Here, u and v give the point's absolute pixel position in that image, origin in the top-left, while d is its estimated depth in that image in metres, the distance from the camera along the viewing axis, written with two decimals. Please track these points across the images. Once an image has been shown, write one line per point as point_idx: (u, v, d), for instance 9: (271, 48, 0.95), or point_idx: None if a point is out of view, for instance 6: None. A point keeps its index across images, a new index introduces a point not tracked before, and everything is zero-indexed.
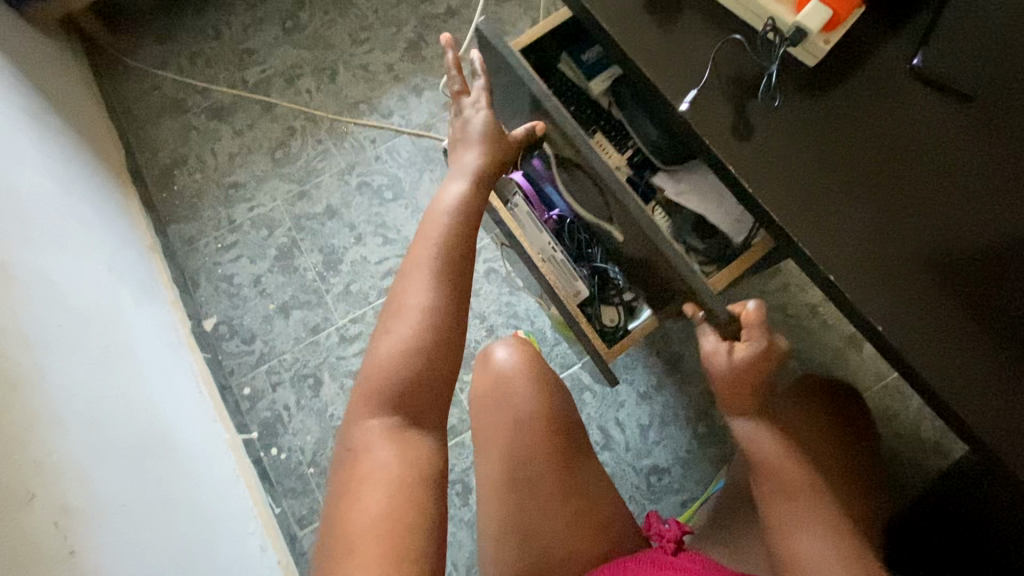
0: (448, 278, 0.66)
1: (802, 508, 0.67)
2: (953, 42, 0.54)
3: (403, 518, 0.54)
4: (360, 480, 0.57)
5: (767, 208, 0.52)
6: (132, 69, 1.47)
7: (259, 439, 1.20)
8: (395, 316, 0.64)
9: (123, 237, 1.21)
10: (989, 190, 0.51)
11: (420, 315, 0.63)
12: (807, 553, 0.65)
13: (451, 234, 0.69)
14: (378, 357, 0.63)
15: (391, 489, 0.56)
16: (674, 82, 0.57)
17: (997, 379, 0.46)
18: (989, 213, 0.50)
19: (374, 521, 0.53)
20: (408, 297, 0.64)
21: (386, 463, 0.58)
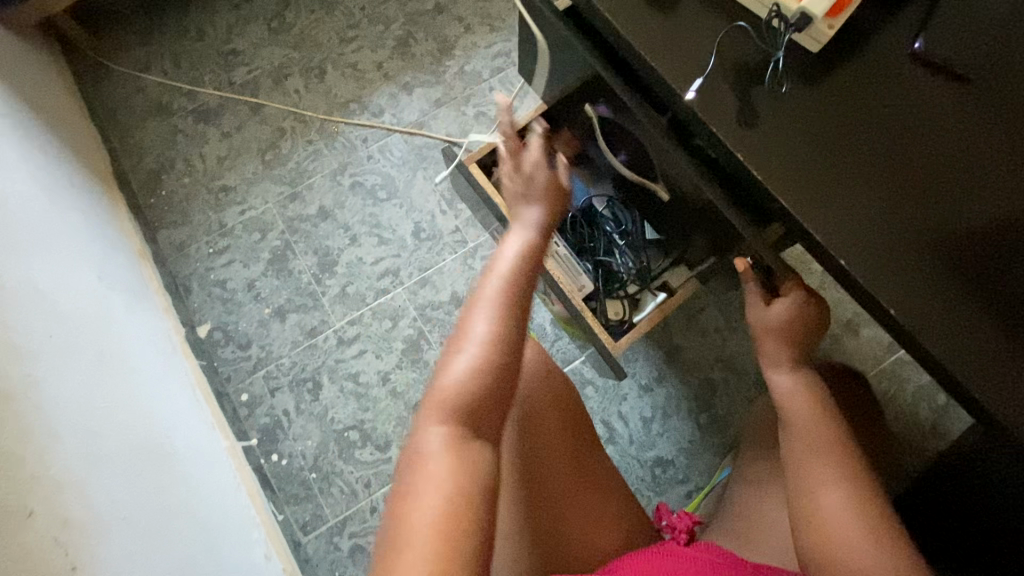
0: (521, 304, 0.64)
1: (828, 461, 0.64)
2: (952, 21, 0.55)
3: (460, 529, 0.50)
4: (413, 485, 0.53)
5: (774, 196, 0.52)
6: (114, 72, 1.44)
7: (259, 445, 1.18)
8: (470, 338, 0.61)
9: (110, 243, 1.18)
10: (992, 169, 0.51)
11: (488, 340, 0.60)
12: (829, 510, 0.61)
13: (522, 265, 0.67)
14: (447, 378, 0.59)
15: (446, 499, 0.52)
16: (679, 72, 0.56)
17: (1011, 363, 0.47)
18: (997, 198, 0.50)
19: (430, 533, 0.49)
20: (484, 321, 0.62)
21: (441, 470, 0.53)
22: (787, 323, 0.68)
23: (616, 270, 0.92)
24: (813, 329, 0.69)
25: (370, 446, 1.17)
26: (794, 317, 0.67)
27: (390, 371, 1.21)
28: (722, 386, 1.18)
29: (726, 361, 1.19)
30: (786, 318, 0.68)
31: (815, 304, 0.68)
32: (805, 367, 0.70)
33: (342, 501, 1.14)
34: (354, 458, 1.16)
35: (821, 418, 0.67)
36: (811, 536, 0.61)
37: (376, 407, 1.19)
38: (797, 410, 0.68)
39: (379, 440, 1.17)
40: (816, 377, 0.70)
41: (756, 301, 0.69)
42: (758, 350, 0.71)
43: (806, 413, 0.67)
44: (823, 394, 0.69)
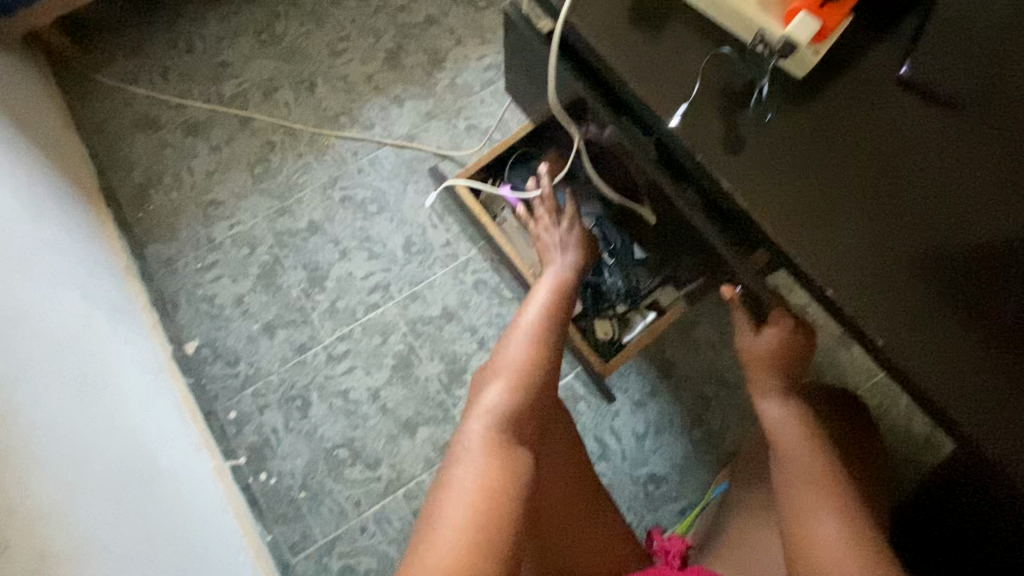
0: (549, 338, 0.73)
1: (820, 491, 0.63)
2: (943, 40, 0.53)
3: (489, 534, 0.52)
4: (449, 487, 0.56)
5: (760, 224, 0.51)
6: (102, 85, 1.43)
7: (247, 464, 1.16)
8: (504, 363, 0.70)
9: (95, 260, 1.17)
10: (983, 193, 0.51)
11: (523, 364, 0.69)
12: (822, 540, 0.60)
13: (551, 305, 0.77)
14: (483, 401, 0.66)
15: (475, 502, 0.54)
16: (665, 96, 0.55)
17: (1004, 397, 0.46)
18: (989, 223, 0.50)
19: (460, 526, 0.52)
20: (517, 349, 0.71)
21: (473, 475, 0.57)
22: (777, 352, 0.69)
23: (604, 288, 0.90)
24: (801, 361, 0.69)
25: (359, 464, 1.15)
26: (782, 347, 0.68)
27: (380, 388, 1.19)
28: (715, 401, 1.17)
29: (719, 376, 1.18)
30: (775, 348, 0.69)
31: (804, 335, 0.69)
32: (795, 395, 0.70)
33: (331, 521, 1.12)
34: (343, 477, 1.15)
35: (811, 447, 0.66)
36: (797, 563, 0.61)
37: (365, 424, 1.17)
38: (789, 439, 0.67)
39: (369, 458, 1.16)
40: (807, 405, 0.70)
41: (746, 330, 0.72)
42: (748, 378, 0.72)
43: (797, 441, 0.67)
44: (814, 422, 0.68)
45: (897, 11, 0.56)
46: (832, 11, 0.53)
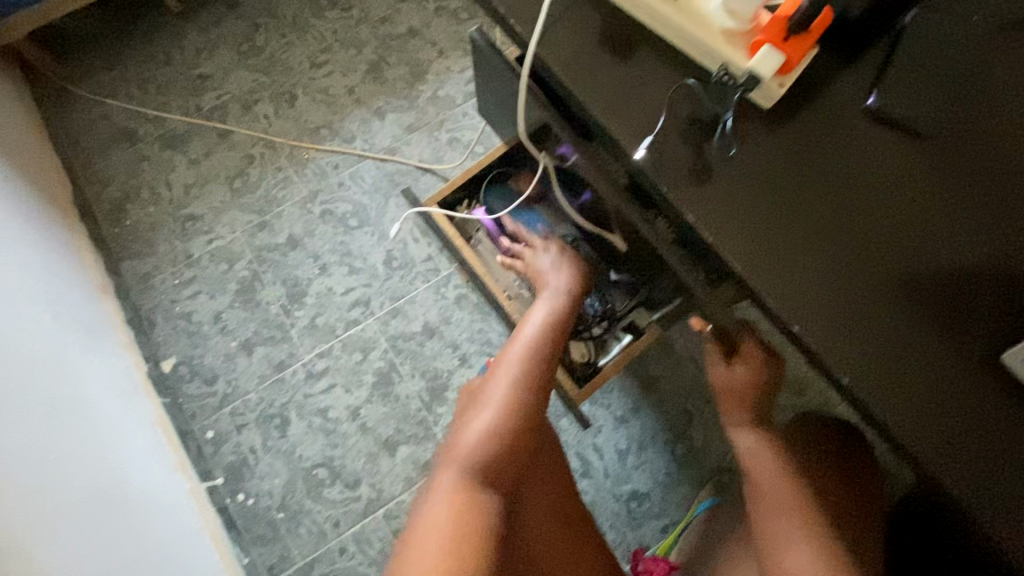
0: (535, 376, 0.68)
1: (794, 522, 0.62)
2: (905, 74, 0.53)
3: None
4: (411, 540, 0.54)
5: (726, 257, 0.50)
6: (79, 98, 1.41)
7: (225, 484, 1.14)
8: (483, 402, 0.65)
9: (68, 279, 1.15)
10: (948, 228, 0.50)
11: (503, 405, 0.64)
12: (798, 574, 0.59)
13: (539, 338, 0.71)
14: (458, 443, 0.62)
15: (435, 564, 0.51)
16: (629, 127, 0.53)
17: (965, 437, 0.46)
18: (954, 258, 0.50)
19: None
20: (497, 387, 0.66)
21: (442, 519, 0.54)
22: (746, 385, 0.67)
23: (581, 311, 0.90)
24: (770, 394, 0.68)
25: (339, 484, 1.14)
26: (749, 381, 0.67)
27: (360, 406, 1.18)
28: (698, 417, 1.17)
29: (701, 392, 1.17)
30: (746, 381, 0.67)
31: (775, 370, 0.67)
32: (766, 427, 0.69)
33: (310, 542, 1.11)
34: (322, 497, 1.13)
35: (780, 477, 0.65)
36: None
37: (345, 443, 1.16)
38: (762, 469, 0.67)
39: (349, 477, 1.14)
40: (775, 434, 0.69)
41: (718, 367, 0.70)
42: (721, 408, 0.70)
43: (767, 472, 0.66)
44: (783, 451, 0.68)
45: (868, 38, 0.54)
46: (796, 44, 0.51)
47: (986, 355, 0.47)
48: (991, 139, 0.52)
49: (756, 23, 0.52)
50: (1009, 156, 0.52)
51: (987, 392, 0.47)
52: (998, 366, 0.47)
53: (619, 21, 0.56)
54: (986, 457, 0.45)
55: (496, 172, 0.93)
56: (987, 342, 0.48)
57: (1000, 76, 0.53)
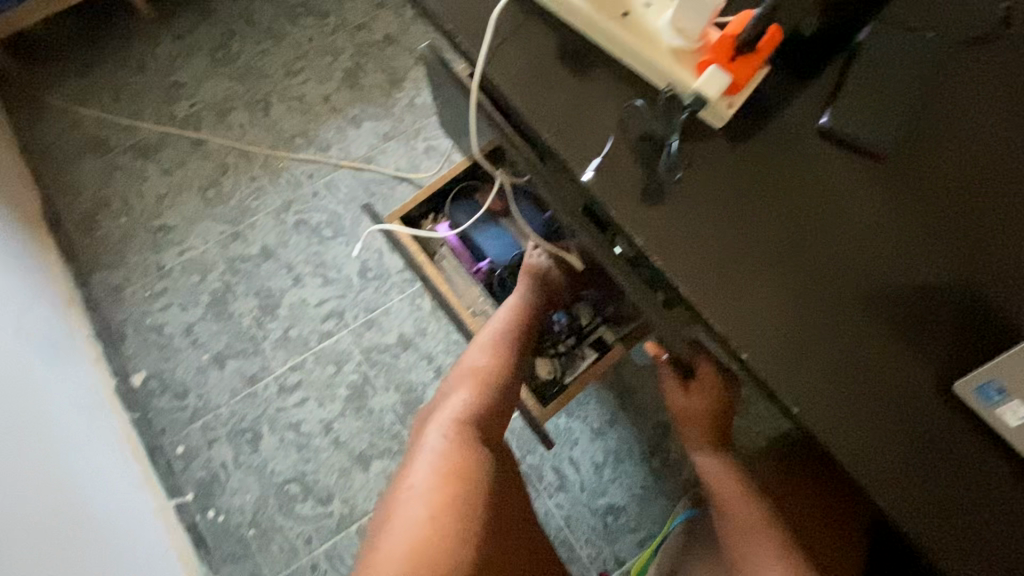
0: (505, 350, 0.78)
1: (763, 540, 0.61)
2: (862, 92, 0.51)
3: (447, 516, 0.55)
4: (401, 487, 0.60)
5: (675, 282, 0.49)
6: (50, 106, 1.38)
7: (194, 501, 1.12)
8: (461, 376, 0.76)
9: (34, 294, 1.13)
10: (905, 247, 0.50)
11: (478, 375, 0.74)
12: None
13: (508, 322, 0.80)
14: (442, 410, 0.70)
15: (425, 496, 0.57)
16: (577, 150, 0.52)
17: (915, 469, 0.45)
18: (909, 277, 0.49)
19: (409, 519, 0.55)
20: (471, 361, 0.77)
21: (433, 462, 0.61)
22: (699, 406, 0.69)
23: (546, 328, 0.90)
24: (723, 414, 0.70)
25: (311, 500, 1.12)
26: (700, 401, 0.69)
27: (333, 420, 1.16)
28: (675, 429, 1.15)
29: None
30: (696, 404, 0.70)
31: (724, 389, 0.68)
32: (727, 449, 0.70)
33: (281, 559, 1.09)
34: (294, 513, 1.11)
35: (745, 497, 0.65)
36: None
37: (318, 458, 1.14)
38: (727, 487, 0.66)
39: (322, 492, 1.12)
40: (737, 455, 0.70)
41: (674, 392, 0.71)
42: (682, 434, 0.72)
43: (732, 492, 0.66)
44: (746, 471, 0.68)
45: (824, 56, 0.53)
46: (744, 63, 0.49)
47: (938, 385, 0.46)
48: (946, 161, 0.51)
49: (705, 42, 0.50)
50: (963, 179, 0.51)
51: (938, 423, 0.46)
52: (950, 396, 0.46)
53: (569, 37, 0.55)
54: (939, 491, 0.44)
55: (459, 187, 0.92)
56: (940, 371, 0.47)
57: (956, 96, 0.52)
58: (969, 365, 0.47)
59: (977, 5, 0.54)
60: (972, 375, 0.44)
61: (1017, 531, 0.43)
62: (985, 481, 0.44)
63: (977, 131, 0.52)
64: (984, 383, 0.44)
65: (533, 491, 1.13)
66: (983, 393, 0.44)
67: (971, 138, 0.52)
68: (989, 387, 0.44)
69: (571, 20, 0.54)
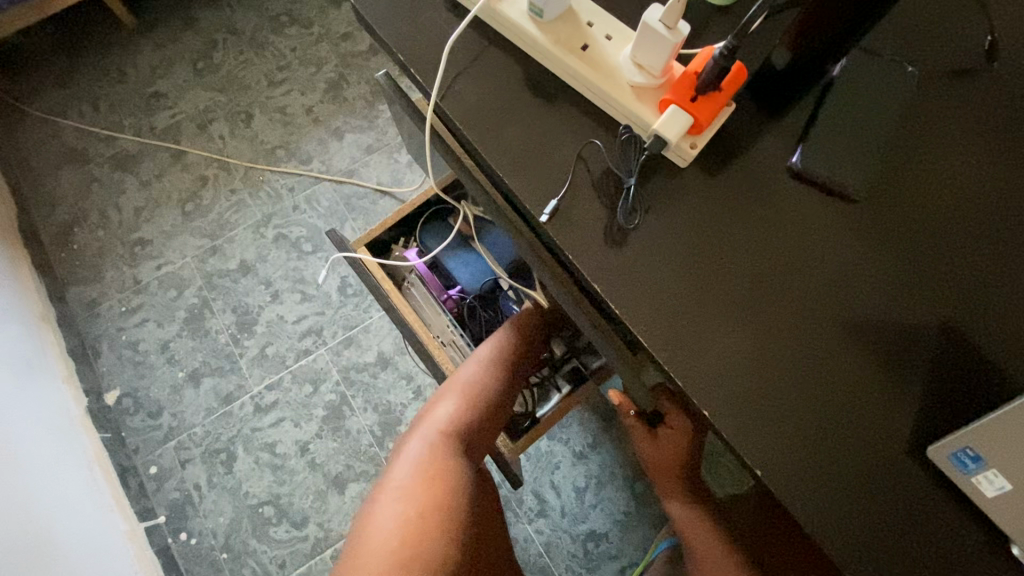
0: (496, 365, 0.76)
1: None
2: (835, 131, 0.49)
3: (428, 521, 0.60)
4: (380, 492, 0.65)
5: (634, 331, 0.47)
6: (28, 116, 1.36)
7: (167, 523, 1.10)
8: (450, 384, 0.76)
9: (4, 310, 1.10)
10: (880, 298, 0.47)
11: (464, 387, 0.74)
12: None
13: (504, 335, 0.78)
14: (427, 420, 0.72)
15: (401, 507, 0.61)
16: (535, 190, 0.49)
17: (880, 538, 0.43)
18: (884, 329, 0.46)
19: (386, 527, 0.60)
20: (462, 370, 0.76)
21: (414, 466, 0.65)
22: (671, 453, 0.65)
23: None
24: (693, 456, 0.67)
25: (286, 523, 1.10)
26: (672, 447, 0.65)
27: (309, 441, 1.14)
28: None
29: None
30: (668, 452, 0.66)
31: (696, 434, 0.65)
32: (700, 497, 0.67)
33: None
34: (268, 536, 1.09)
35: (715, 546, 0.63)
36: None
37: (293, 480, 1.12)
38: (699, 538, 0.64)
39: (296, 516, 1.10)
40: (709, 500, 0.67)
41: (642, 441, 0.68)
42: (654, 481, 0.69)
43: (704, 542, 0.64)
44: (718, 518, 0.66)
45: (794, 92, 0.50)
46: (708, 103, 0.47)
47: (910, 446, 0.44)
48: (928, 206, 0.48)
49: (668, 77, 0.48)
50: (945, 225, 0.48)
51: (910, 488, 0.43)
52: (923, 460, 0.44)
53: (528, 68, 0.52)
54: (905, 557, 0.42)
55: (428, 213, 0.90)
56: (914, 432, 0.44)
57: (939, 135, 0.49)
58: (946, 426, 0.44)
59: (959, 34, 0.51)
60: (946, 442, 0.41)
61: None
62: (950, 547, 0.42)
63: (958, 171, 0.49)
64: (959, 450, 0.41)
65: (513, 516, 1.10)
66: (958, 460, 0.41)
67: (954, 182, 0.49)
68: (963, 455, 0.41)
69: (530, 52, 0.52)
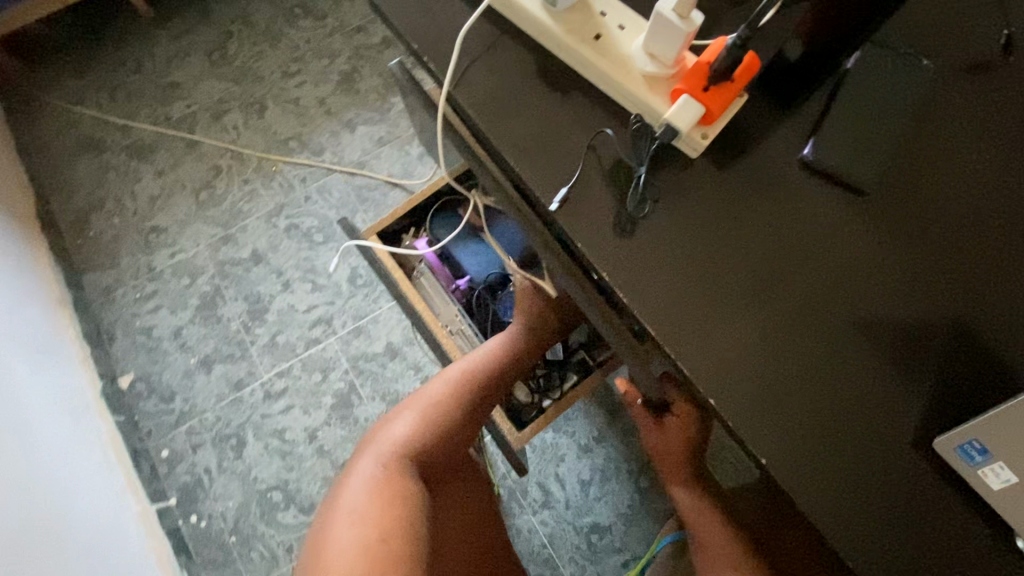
0: (467, 385, 0.76)
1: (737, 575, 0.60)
2: (847, 124, 0.49)
3: (393, 543, 0.54)
4: (331, 514, 0.57)
5: (642, 319, 0.47)
6: (47, 105, 1.39)
7: (178, 505, 1.12)
8: (413, 402, 0.73)
9: (23, 295, 1.13)
10: (879, 303, 0.47)
11: (431, 406, 0.72)
12: None
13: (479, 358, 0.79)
14: (387, 436, 0.68)
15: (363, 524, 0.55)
16: (545, 179, 0.50)
17: (885, 529, 0.43)
18: (878, 333, 0.46)
19: (347, 549, 0.52)
20: (428, 389, 0.75)
21: (369, 485, 0.59)
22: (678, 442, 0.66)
23: None
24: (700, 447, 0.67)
25: (293, 508, 1.11)
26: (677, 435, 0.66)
27: (318, 428, 1.15)
28: None
29: None
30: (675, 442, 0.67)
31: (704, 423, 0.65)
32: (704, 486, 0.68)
33: (262, 567, 1.08)
34: (276, 521, 1.11)
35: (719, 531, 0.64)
36: None
37: (301, 466, 1.14)
38: (705, 524, 0.65)
39: (304, 501, 1.12)
40: (713, 489, 0.69)
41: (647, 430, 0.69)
42: (660, 470, 0.70)
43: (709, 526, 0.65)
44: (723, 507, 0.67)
45: (805, 84, 0.50)
46: (719, 94, 0.47)
47: (917, 439, 0.44)
48: (940, 200, 0.48)
49: (680, 67, 0.48)
50: (954, 218, 0.48)
51: (916, 480, 0.43)
52: (929, 453, 0.44)
53: (539, 57, 0.53)
54: (909, 547, 0.43)
55: (437, 204, 0.91)
56: (920, 425, 0.44)
57: (950, 127, 0.49)
58: (952, 419, 0.44)
59: (974, 29, 0.51)
60: (951, 434, 0.41)
61: None
62: (956, 538, 0.43)
63: (970, 166, 0.49)
64: (965, 444, 0.41)
65: (518, 507, 1.11)
66: (964, 453, 0.41)
67: (962, 174, 0.49)
68: (970, 448, 0.41)
69: (543, 41, 0.52)
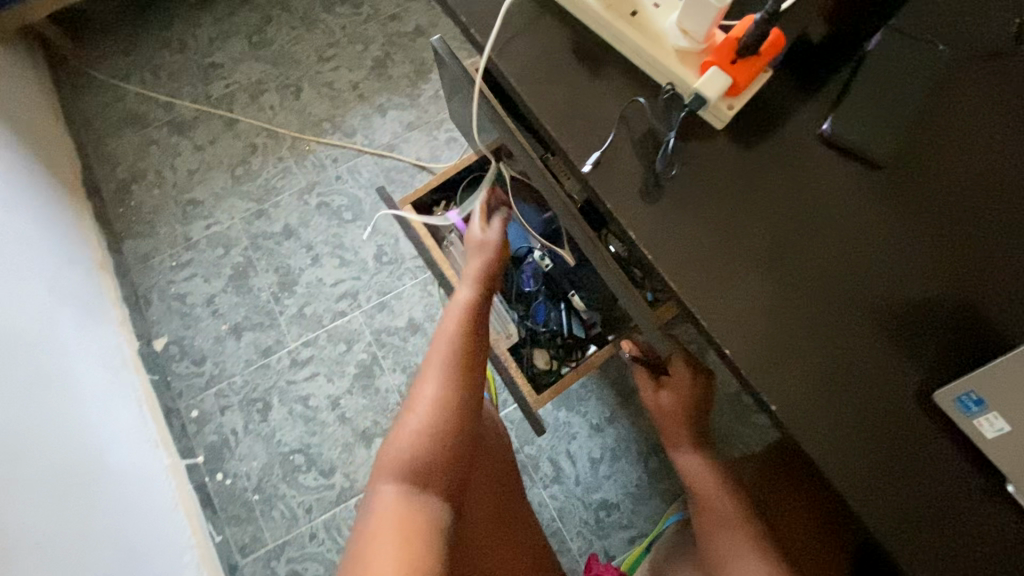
0: (461, 372, 0.69)
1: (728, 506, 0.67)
2: (866, 101, 0.52)
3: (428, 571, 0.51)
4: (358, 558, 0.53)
5: (665, 275, 0.51)
6: (95, 80, 1.45)
7: (205, 463, 1.18)
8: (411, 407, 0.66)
9: (69, 256, 1.19)
10: (881, 275, 0.50)
11: (432, 406, 0.65)
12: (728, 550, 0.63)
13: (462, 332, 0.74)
14: (391, 455, 0.62)
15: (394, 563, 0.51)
16: (579, 144, 0.54)
17: (885, 473, 0.46)
18: (881, 299, 0.49)
19: None
20: (423, 390, 0.67)
21: (392, 521, 0.55)
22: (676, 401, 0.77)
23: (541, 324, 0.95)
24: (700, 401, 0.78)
25: (314, 471, 1.16)
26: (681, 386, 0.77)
27: (340, 397, 1.20)
28: None
29: None
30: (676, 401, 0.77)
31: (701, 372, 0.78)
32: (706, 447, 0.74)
33: (281, 526, 1.13)
34: (297, 482, 1.16)
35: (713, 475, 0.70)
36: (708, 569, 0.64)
37: (323, 432, 1.18)
38: (705, 484, 0.70)
39: (324, 465, 1.16)
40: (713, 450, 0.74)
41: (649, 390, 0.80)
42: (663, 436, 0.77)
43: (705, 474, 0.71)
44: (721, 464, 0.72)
45: (826, 65, 0.54)
46: (745, 68, 0.51)
47: (919, 394, 0.47)
48: (953, 175, 0.51)
49: (710, 43, 0.52)
50: (963, 194, 0.51)
51: (914, 432, 0.46)
52: (929, 406, 0.47)
53: (578, 33, 0.57)
54: (906, 490, 0.46)
55: (469, 178, 0.97)
56: (922, 380, 0.47)
57: (964, 108, 0.52)
58: (952, 376, 0.47)
59: (989, 19, 0.54)
60: (952, 385, 0.45)
61: (966, 531, 0.45)
62: (950, 484, 0.46)
63: (981, 144, 0.52)
64: (964, 395, 0.44)
65: (529, 481, 1.15)
66: (961, 404, 0.45)
67: (975, 151, 0.52)
68: (967, 398, 0.44)
69: (582, 17, 0.56)
